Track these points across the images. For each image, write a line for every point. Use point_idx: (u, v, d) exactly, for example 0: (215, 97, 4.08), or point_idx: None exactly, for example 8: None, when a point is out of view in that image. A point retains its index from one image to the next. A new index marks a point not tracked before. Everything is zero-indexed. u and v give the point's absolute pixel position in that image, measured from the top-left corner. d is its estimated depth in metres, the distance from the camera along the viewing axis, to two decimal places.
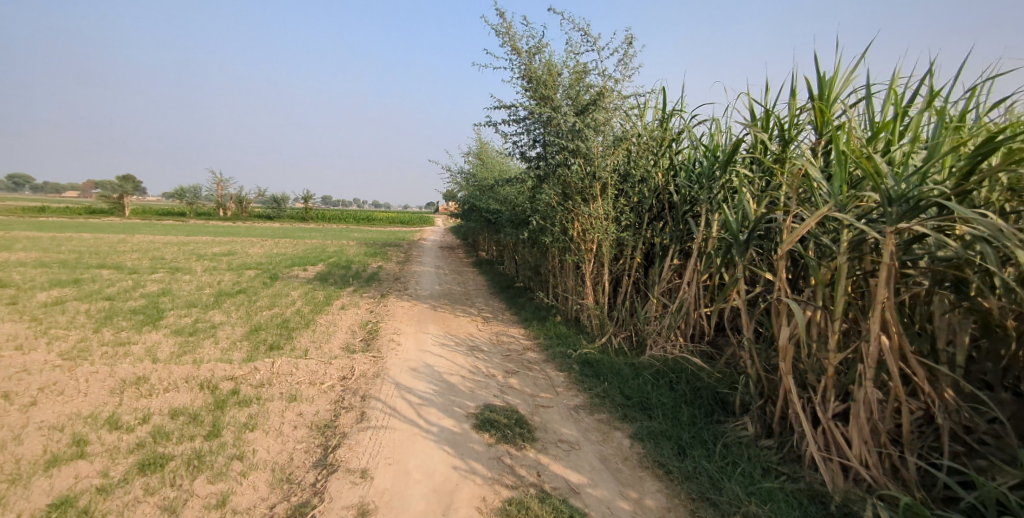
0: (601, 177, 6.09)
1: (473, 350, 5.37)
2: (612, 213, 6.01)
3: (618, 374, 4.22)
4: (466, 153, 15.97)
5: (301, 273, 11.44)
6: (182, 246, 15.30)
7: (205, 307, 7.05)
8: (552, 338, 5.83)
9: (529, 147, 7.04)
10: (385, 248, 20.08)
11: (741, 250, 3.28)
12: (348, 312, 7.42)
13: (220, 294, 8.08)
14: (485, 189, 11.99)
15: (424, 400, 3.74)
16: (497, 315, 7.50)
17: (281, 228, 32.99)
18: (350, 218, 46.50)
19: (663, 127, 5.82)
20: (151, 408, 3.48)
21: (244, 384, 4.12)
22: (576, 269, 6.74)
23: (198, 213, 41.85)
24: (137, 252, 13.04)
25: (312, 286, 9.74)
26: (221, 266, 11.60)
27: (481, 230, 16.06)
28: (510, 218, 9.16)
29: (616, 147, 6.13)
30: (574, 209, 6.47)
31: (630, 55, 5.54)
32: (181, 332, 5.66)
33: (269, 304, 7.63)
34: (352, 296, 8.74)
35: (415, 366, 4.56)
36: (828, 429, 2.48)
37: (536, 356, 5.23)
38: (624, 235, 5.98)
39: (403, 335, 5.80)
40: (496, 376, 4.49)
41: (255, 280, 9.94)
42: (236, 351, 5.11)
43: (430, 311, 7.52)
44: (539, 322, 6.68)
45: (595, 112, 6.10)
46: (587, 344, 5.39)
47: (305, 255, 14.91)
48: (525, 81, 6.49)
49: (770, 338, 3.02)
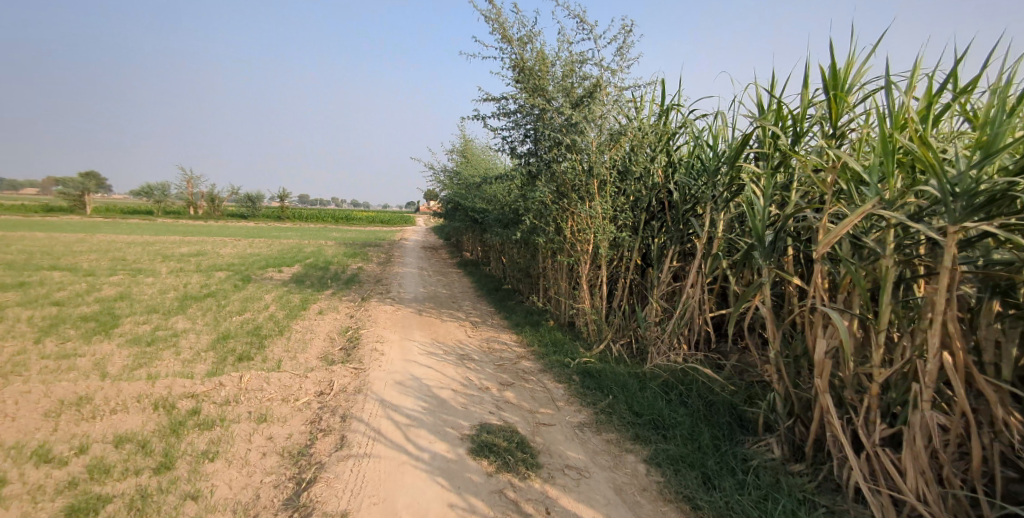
0: (598, 174, 5.79)
1: (463, 359, 4.98)
2: (610, 211, 5.71)
3: (623, 386, 3.90)
4: (450, 151, 15.54)
5: (276, 275, 10.82)
6: (146, 246, 14.40)
7: (167, 313, 6.45)
8: (547, 345, 5.48)
9: (520, 142, 6.69)
10: (366, 248, 19.46)
11: (766, 254, 2.96)
12: (327, 318, 6.92)
13: (185, 298, 7.46)
14: (471, 187, 11.60)
15: (413, 420, 3.34)
16: (487, 319, 7.12)
17: (255, 227, 31.86)
18: (329, 217, 45.29)
19: (661, 122, 5.57)
20: (92, 435, 2.99)
21: (206, 402, 3.64)
22: (571, 272, 6.42)
23: (167, 211, 40.08)
24: (96, 252, 12.18)
25: (287, 288, 9.16)
26: (188, 268, 10.88)
27: (466, 231, 15.64)
28: (498, 217, 8.78)
29: (613, 141, 5.84)
30: (569, 207, 6.16)
31: (627, 44, 5.26)
32: (138, 341, 5.10)
33: (240, 309, 7.07)
34: (331, 300, 8.23)
35: (401, 379, 4.16)
36: (874, 457, 2.19)
37: (532, 365, 4.89)
38: (622, 235, 5.68)
39: (387, 343, 5.37)
40: (490, 389, 4.13)
41: (225, 283, 9.30)
42: (200, 363, 4.60)
43: (415, 316, 7.08)
44: (532, 327, 6.34)
45: (590, 105, 5.80)
46: (585, 352, 5.07)
47: (280, 256, 14.21)
48: (516, 72, 6.14)
49: (799, 350, 2.74)
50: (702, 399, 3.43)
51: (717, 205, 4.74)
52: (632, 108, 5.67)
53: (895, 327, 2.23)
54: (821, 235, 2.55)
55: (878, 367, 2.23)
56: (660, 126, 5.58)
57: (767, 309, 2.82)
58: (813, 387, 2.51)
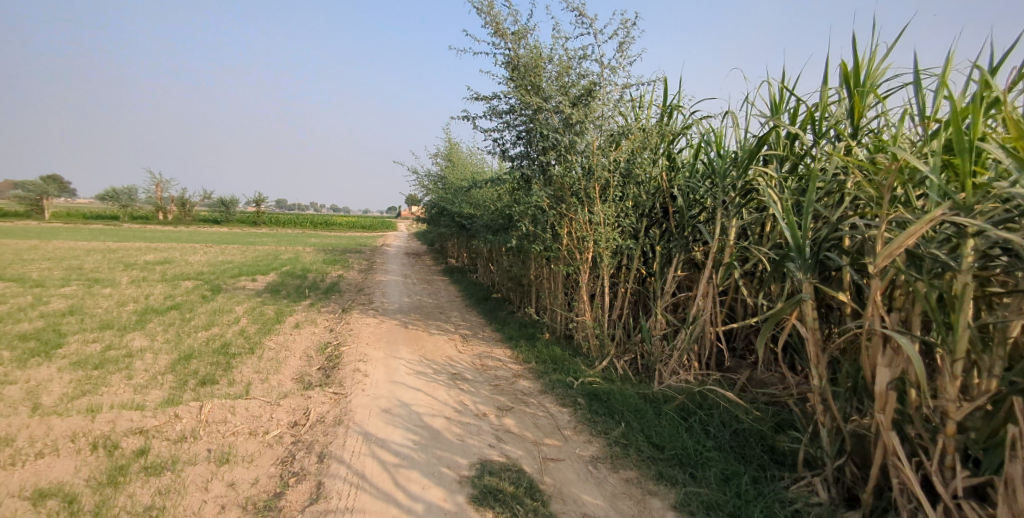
0: (598, 177, 5.45)
1: (455, 380, 4.55)
2: (612, 217, 5.37)
3: (637, 411, 3.53)
4: (434, 155, 15.10)
5: (249, 284, 10.14)
6: (107, 253, 13.43)
7: (122, 329, 5.79)
8: (546, 362, 5.07)
9: (513, 145, 6.32)
10: (345, 255, 18.79)
11: (805, 266, 2.62)
12: (303, 333, 6.36)
13: (145, 312, 6.78)
14: (458, 192, 11.18)
15: (402, 458, 2.90)
16: (478, 333, 6.68)
17: (228, 233, 30.61)
18: (308, 222, 44.06)
19: (664, 124, 5.29)
20: (6, 489, 2.44)
21: (157, 438, 3.10)
22: (568, 281, 6.06)
23: (134, 217, 38.29)
24: (48, 261, 11.24)
25: (261, 300, 8.52)
26: (152, 277, 10.09)
27: (451, 237, 15.19)
28: (488, 224, 8.38)
29: (614, 144, 5.51)
30: (567, 213, 5.79)
31: (629, 40, 4.96)
32: (83, 364, 4.48)
33: (207, 324, 6.44)
34: (308, 312, 7.65)
35: (388, 407, 3.70)
36: (956, 511, 1.85)
37: (530, 386, 4.49)
38: (624, 243, 5.35)
39: (370, 361, 4.88)
40: (488, 416, 3.71)
41: (192, 294, 8.59)
42: (154, 389, 4.02)
43: (401, 329, 6.59)
44: (527, 341, 5.94)
45: (589, 104, 5.47)
46: (587, 370, 4.70)
47: (255, 264, 13.45)
48: (510, 69, 5.78)
49: (848, 377, 2.40)
50: (726, 428, 3.09)
51: (728, 211, 4.46)
52: (634, 108, 5.36)
53: (977, 353, 1.90)
54: (880, 246, 2.21)
55: (958, 403, 1.89)
56: (662, 128, 5.29)
57: (808, 330, 2.46)
58: (872, 423, 2.16)
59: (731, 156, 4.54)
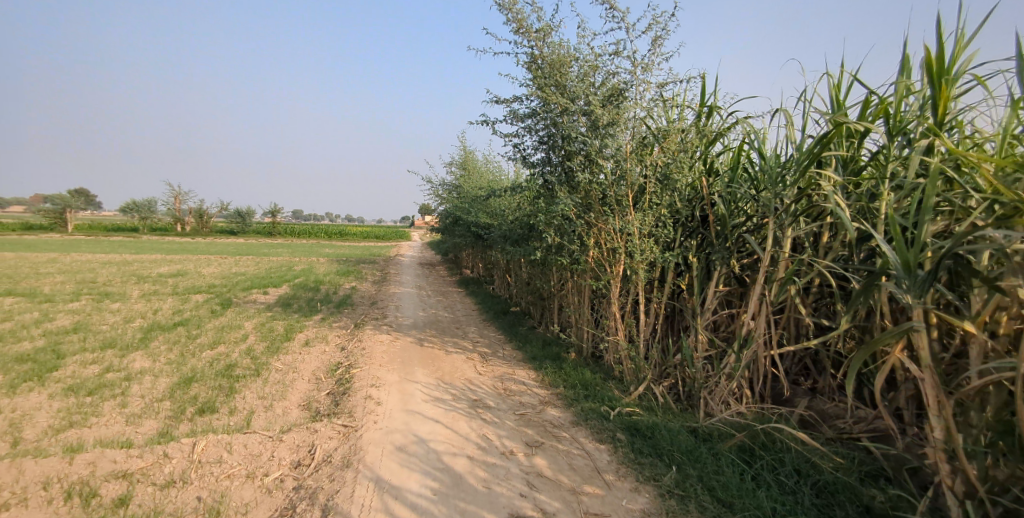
0: (631, 183, 5.00)
1: (476, 409, 4.11)
2: (647, 227, 4.92)
3: (690, 453, 3.03)
4: (449, 164, 14.82)
5: (260, 297, 9.88)
6: (121, 266, 13.40)
7: (125, 348, 5.48)
8: (576, 386, 4.61)
9: (536, 151, 5.92)
10: (359, 266, 18.62)
11: (915, 287, 2.10)
12: (313, 352, 5.98)
13: (150, 329, 6.50)
14: (474, 201, 10.85)
15: (419, 514, 2.45)
16: (498, 352, 6.22)
17: (243, 244, 30.82)
18: (323, 233, 44.46)
19: (700, 126, 4.85)
20: None
21: (142, 483, 2.71)
22: (596, 296, 5.60)
23: (154, 229, 38.97)
24: (62, 274, 11.17)
25: (272, 314, 8.22)
26: (164, 291, 9.89)
27: (465, 247, 14.86)
28: (507, 234, 7.96)
29: (645, 147, 5.07)
30: (596, 222, 5.35)
31: (663, 35, 4.56)
32: (76, 389, 4.14)
33: (213, 342, 6.12)
34: (319, 328, 7.29)
35: (403, 443, 3.27)
36: None
37: (560, 416, 4.03)
38: (661, 255, 4.88)
39: (383, 387, 4.46)
40: (515, 454, 3.25)
41: (201, 309, 8.32)
42: (148, 420, 3.65)
43: (416, 348, 6.19)
44: (552, 362, 5.48)
45: (619, 104, 5.06)
46: (623, 398, 4.21)
47: (267, 276, 13.25)
48: (533, 70, 5.41)
49: (985, 429, 1.87)
50: (803, 479, 2.60)
51: (780, 220, 3.97)
52: (668, 109, 4.92)
53: None
54: None
55: None
56: (698, 130, 4.86)
57: (924, 370, 1.94)
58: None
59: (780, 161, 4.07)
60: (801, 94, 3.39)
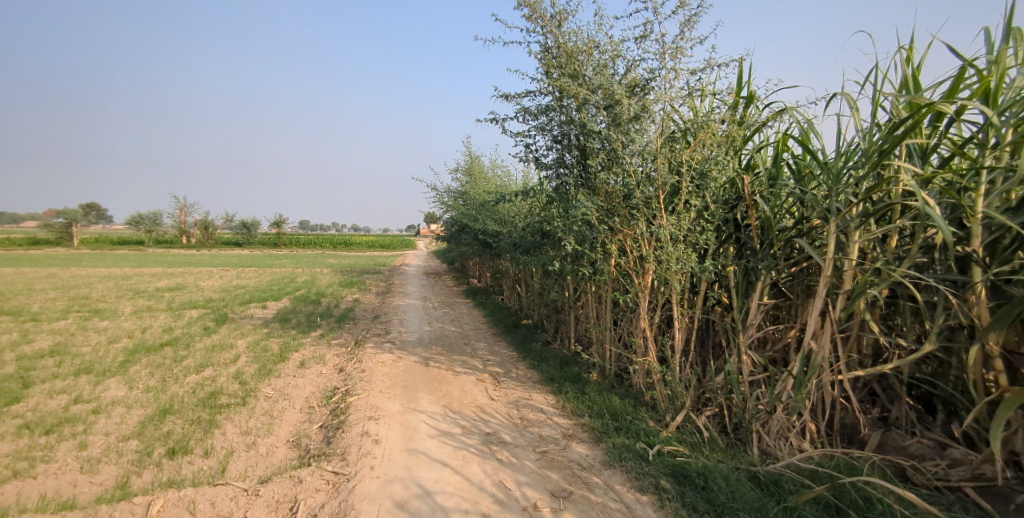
0: (662, 183, 4.44)
1: (490, 446, 3.54)
2: (680, 232, 4.35)
3: (760, 513, 2.43)
4: (455, 170, 14.34)
5: (258, 312, 9.38)
6: (119, 280, 13.01)
7: (100, 374, 4.96)
8: (603, 416, 4.02)
9: (550, 151, 5.40)
10: (363, 277, 18.17)
11: None
12: (308, 375, 5.43)
13: (134, 351, 5.99)
14: (482, 208, 10.36)
15: None
16: (511, 372, 5.64)
17: (247, 256, 30.60)
18: (328, 243, 44.30)
19: (737, 117, 4.32)
20: None
21: None
22: (621, 310, 5.04)
23: (159, 242, 38.95)
24: (56, 289, 10.78)
25: (269, 331, 7.70)
26: (158, 306, 9.42)
27: (473, 255, 14.36)
28: (519, 242, 7.42)
29: (674, 143, 4.54)
30: (621, 228, 4.80)
31: (696, 14, 4.03)
32: (32, 426, 3.61)
33: (200, 364, 5.58)
34: (317, 347, 6.74)
35: (405, 498, 2.70)
36: None
37: (589, 454, 3.43)
38: (697, 264, 4.31)
39: (383, 419, 3.91)
40: (540, 510, 2.67)
41: (193, 326, 7.82)
42: (105, 466, 3.10)
43: (421, 368, 5.64)
44: (573, 385, 4.91)
45: (645, 94, 4.53)
46: (662, 432, 3.62)
47: (268, 289, 12.79)
48: (547, 59, 4.91)
49: None
50: None
51: (843, 222, 3.39)
52: (702, 98, 4.38)
53: None
54: None
55: None
56: (735, 122, 4.30)
57: None
58: None
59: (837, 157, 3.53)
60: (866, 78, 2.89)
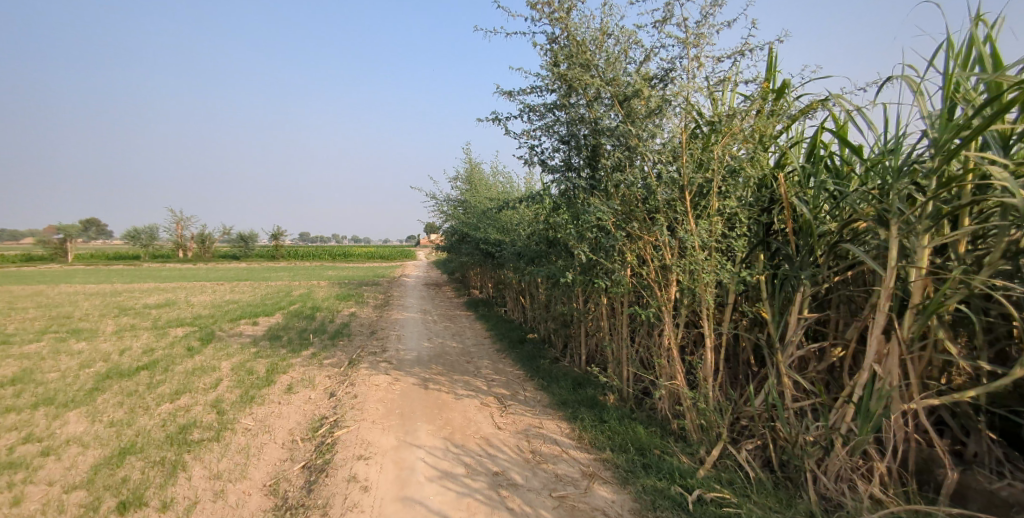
0: (684, 184, 3.99)
1: (499, 491, 3.01)
2: (707, 239, 3.88)
3: None
4: (455, 179, 13.96)
5: (248, 330, 8.87)
6: (106, 297, 12.54)
7: (61, 407, 4.44)
8: (628, 451, 3.51)
9: (558, 152, 4.96)
10: (360, 289, 17.73)
11: None
12: (295, 402, 4.92)
13: (106, 376, 5.47)
14: (483, 216, 9.93)
15: None
16: (518, 395, 5.13)
17: (244, 269, 30.25)
18: (327, 255, 44.00)
19: (765, 110, 3.79)
20: None
21: None
22: (639, 326, 4.56)
23: (156, 256, 38.58)
24: (37, 308, 10.30)
25: (257, 350, 7.20)
26: (142, 325, 8.91)
27: (474, 265, 13.92)
28: (523, 252, 6.97)
29: (697, 140, 4.08)
30: (638, 234, 4.34)
31: None
32: None
33: (176, 391, 5.07)
34: (306, 369, 6.22)
35: None
36: None
37: (615, 501, 2.91)
38: (727, 275, 3.83)
39: (375, 457, 3.40)
40: None
41: (176, 346, 7.31)
42: None
43: (420, 392, 5.14)
44: (589, 410, 4.40)
45: (663, 87, 4.09)
46: (699, 472, 3.10)
47: (262, 304, 12.32)
48: (554, 51, 4.48)
49: None
50: None
51: (906, 224, 2.89)
52: (727, 88, 3.93)
53: None
54: None
55: None
56: (767, 114, 3.84)
57: None
58: None
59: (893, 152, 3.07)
60: (931, 60, 2.48)
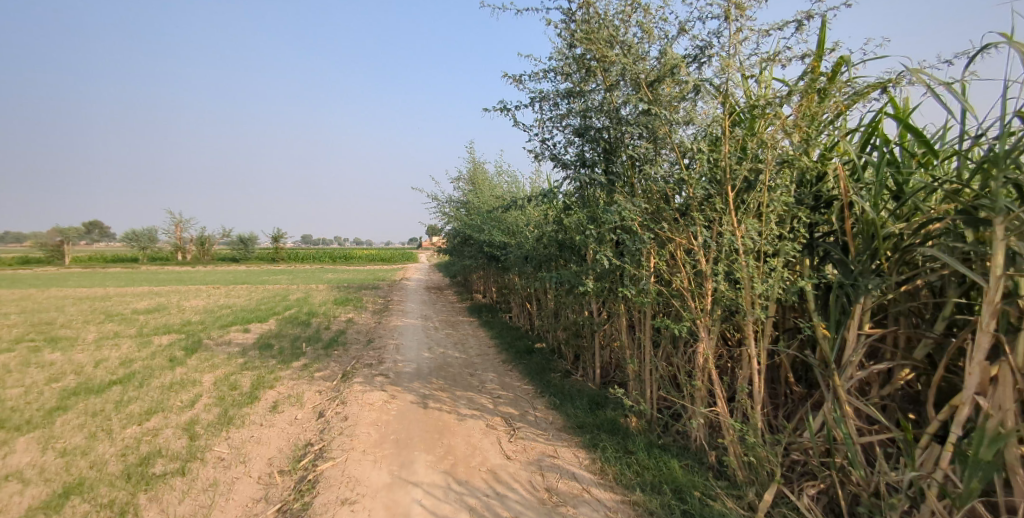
0: (722, 179, 3.45)
1: None
2: (748, 242, 3.33)
3: None
4: (456, 179, 13.49)
5: (238, 338, 8.36)
6: (94, 301, 12.08)
7: (11, 431, 3.91)
8: (661, 493, 2.96)
9: (574, 145, 4.44)
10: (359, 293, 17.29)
11: None
12: (279, 424, 4.40)
13: (73, 393, 4.95)
14: (487, 218, 9.43)
15: None
16: (528, 415, 4.60)
17: (242, 271, 29.89)
18: (327, 257, 43.72)
19: (815, 94, 3.21)
20: None
21: None
22: (666, 341, 4.02)
23: (155, 259, 38.24)
24: (19, 314, 9.80)
25: (245, 361, 6.68)
26: (125, 333, 8.40)
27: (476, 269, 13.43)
28: (530, 255, 6.46)
29: (735, 129, 3.54)
30: (666, 236, 3.80)
31: None
32: None
33: (147, 411, 4.55)
34: (295, 383, 5.70)
35: None
36: None
37: None
38: (772, 283, 3.28)
39: (363, 501, 2.86)
40: None
41: (157, 357, 6.78)
42: None
43: (418, 411, 4.61)
44: (611, 436, 3.86)
45: (698, 67, 3.55)
46: None
47: (257, 309, 11.83)
48: (571, 28, 3.95)
49: None
50: None
51: (1010, 225, 2.33)
52: (772, 68, 3.38)
53: None
54: None
55: None
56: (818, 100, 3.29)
57: None
58: None
59: (983, 139, 2.51)
60: None
